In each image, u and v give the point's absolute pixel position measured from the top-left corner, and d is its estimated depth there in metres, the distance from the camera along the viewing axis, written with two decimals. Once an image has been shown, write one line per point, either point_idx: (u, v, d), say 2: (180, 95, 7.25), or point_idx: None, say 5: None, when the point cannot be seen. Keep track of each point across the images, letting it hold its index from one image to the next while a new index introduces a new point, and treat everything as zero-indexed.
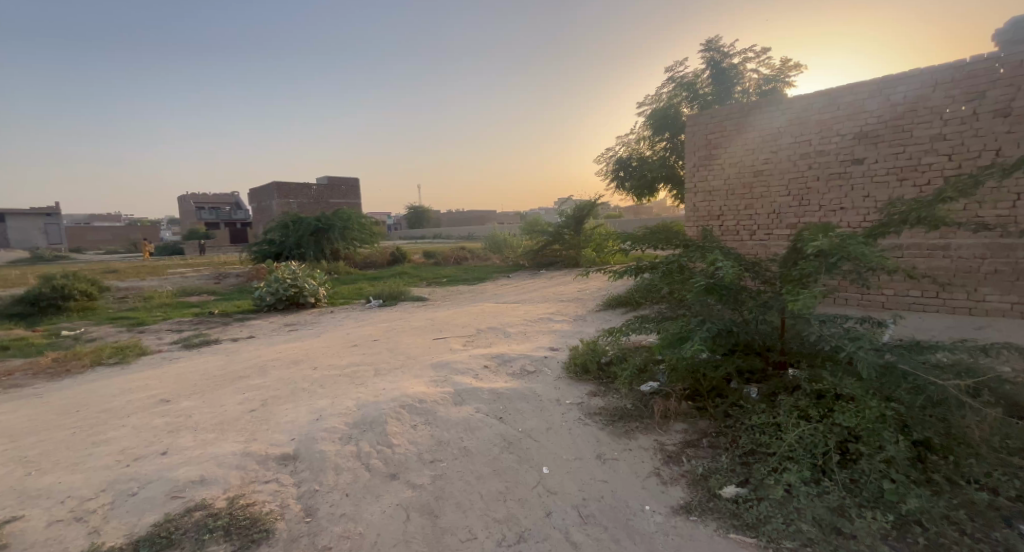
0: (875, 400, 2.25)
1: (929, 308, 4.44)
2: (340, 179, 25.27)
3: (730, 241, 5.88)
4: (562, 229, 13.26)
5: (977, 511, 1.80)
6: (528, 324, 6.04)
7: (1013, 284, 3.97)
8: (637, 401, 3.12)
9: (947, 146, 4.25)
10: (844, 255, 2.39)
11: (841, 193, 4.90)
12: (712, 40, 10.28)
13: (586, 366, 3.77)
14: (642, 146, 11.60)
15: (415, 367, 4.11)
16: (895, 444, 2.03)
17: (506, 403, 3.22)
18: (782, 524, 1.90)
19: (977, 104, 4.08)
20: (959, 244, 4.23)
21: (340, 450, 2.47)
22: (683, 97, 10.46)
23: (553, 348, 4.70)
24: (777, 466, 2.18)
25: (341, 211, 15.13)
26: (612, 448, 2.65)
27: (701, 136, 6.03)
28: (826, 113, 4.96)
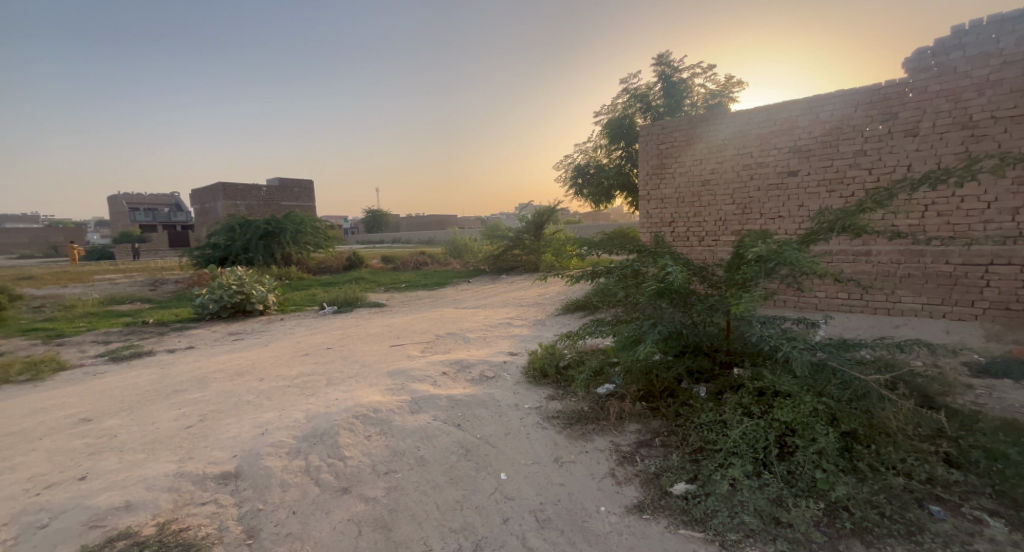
0: (809, 395, 2.42)
1: (854, 309, 4.86)
2: (292, 180, 24.21)
3: (680, 247, 6.16)
4: (522, 234, 13.37)
5: (895, 495, 1.97)
6: (487, 329, 6.03)
7: (923, 287, 4.41)
8: (594, 403, 3.19)
9: (868, 162, 4.66)
10: (780, 261, 2.56)
11: (779, 203, 5.26)
12: (663, 55, 10.76)
13: (545, 370, 3.81)
14: (599, 154, 11.93)
15: (369, 375, 3.99)
16: (826, 436, 2.19)
17: (464, 409, 3.19)
18: (727, 517, 1.99)
19: (892, 124, 4.51)
20: (878, 251, 4.65)
21: (286, 465, 2.35)
22: (636, 107, 10.88)
23: (513, 353, 4.72)
24: (723, 462, 2.29)
25: (293, 214, 14.50)
26: (569, 451, 2.69)
27: (653, 146, 6.29)
28: (765, 128, 5.31)
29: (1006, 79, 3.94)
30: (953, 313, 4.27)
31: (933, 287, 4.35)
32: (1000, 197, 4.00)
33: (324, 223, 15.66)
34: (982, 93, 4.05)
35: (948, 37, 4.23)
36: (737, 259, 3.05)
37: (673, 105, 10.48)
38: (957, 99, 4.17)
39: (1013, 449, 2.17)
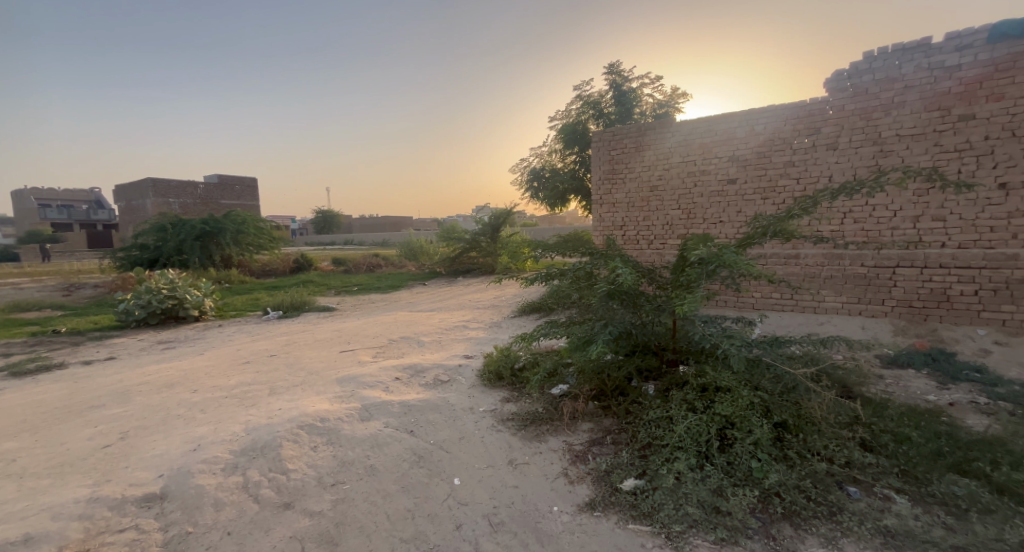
0: (746, 390, 2.58)
1: (785, 308, 5.25)
2: (233, 177, 22.73)
3: (630, 251, 6.39)
4: (478, 236, 13.34)
5: (819, 479, 2.14)
6: (443, 333, 5.94)
7: (843, 287, 4.84)
8: (548, 404, 3.23)
9: (796, 172, 5.06)
10: (719, 263, 2.72)
11: (720, 208, 5.59)
12: (615, 64, 11.12)
13: (500, 373, 3.81)
14: (554, 158, 12.13)
15: (316, 383, 3.81)
16: (760, 428, 2.35)
17: (418, 415, 3.12)
18: (672, 509, 2.07)
19: (816, 138, 4.92)
20: (806, 254, 5.05)
21: (221, 483, 2.19)
22: (589, 114, 11.18)
23: (468, 356, 4.69)
24: (669, 457, 2.39)
25: (233, 213, 13.61)
26: (523, 453, 2.71)
27: (604, 152, 6.48)
28: (707, 137, 5.63)
29: (908, 101, 4.41)
30: (868, 310, 4.72)
31: (852, 287, 4.79)
32: (905, 207, 4.47)
33: (268, 223, 14.82)
34: (889, 113, 4.51)
35: (861, 60, 4.66)
36: (681, 262, 3.20)
37: (624, 113, 10.85)
38: (869, 117, 4.62)
39: (916, 432, 2.43)
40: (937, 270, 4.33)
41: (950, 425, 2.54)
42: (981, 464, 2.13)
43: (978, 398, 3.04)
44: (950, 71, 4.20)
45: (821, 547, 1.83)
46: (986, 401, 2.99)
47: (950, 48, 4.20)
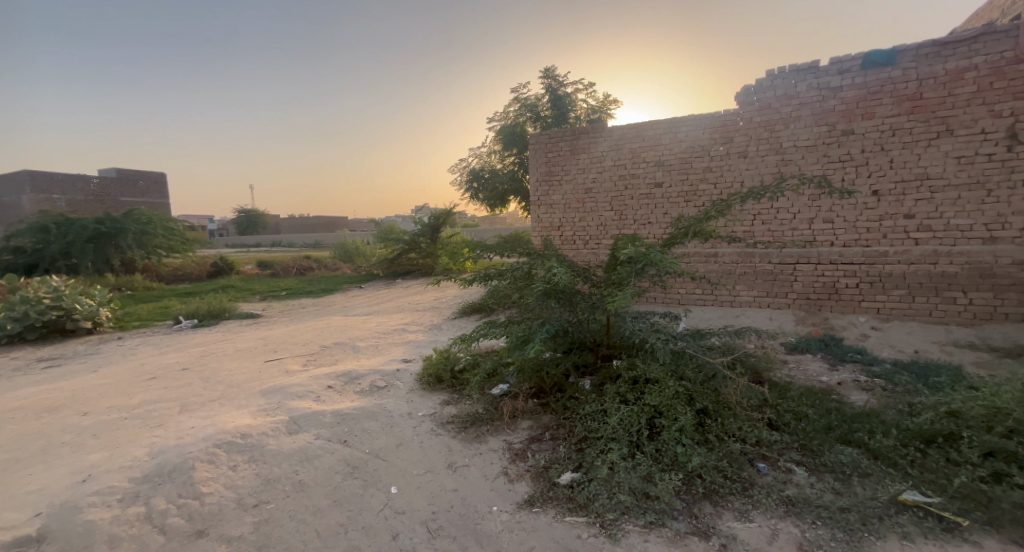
0: (672, 380, 2.76)
1: (706, 303, 5.68)
2: (136, 171, 20.30)
3: (567, 251, 6.58)
4: (417, 237, 13.01)
5: (734, 458, 2.34)
6: (380, 337, 5.72)
7: (754, 282, 5.33)
8: (488, 404, 3.24)
9: (713, 177, 5.49)
10: (646, 262, 2.89)
11: (648, 210, 5.93)
12: (550, 68, 11.36)
13: (440, 375, 3.75)
14: (493, 159, 12.16)
15: (237, 397, 3.52)
16: (685, 415, 2.52)
17: (352, 424, 2.99)
18: (606, 498, 2.16)
19: (730, 147, 5.38)
20: (723, 253, 5.50)
21: (118, 516, 1.94)
22: (526, 116, 11.34)
23: (406, 360, 4.57)
24: (603, 448, 2.49)
25: (135, 212, 12.16)
26: (462, 456, 2.69)
27: (542, 154, 6.62)
28: (635, 143, 5.94)
29: (802, 116, 4.96)
30: (775, 303, 5.24)
31: (762, 282, 5.29)
32: (803, 210, 5.02)
33: (181, 223, 13.42)
34: (787, 126, 5.04)
35: (764, 78, 5.16)
36: (612, 261, 3.36)
37: (560, 117, 11.13)
38: (772, 129, 5.13)
39: (811, 410, 2.74)
40: (828, 266, 4.91)
41: (838, 402, 2.90)
42: (862, 433, 2.45)
43: (860, 376, 3.50)
44: (834, 91, 4.79)
45: (736, 520, 2.00)
46: (865, 378, 3.45)
47: (834, 71, 4.78)
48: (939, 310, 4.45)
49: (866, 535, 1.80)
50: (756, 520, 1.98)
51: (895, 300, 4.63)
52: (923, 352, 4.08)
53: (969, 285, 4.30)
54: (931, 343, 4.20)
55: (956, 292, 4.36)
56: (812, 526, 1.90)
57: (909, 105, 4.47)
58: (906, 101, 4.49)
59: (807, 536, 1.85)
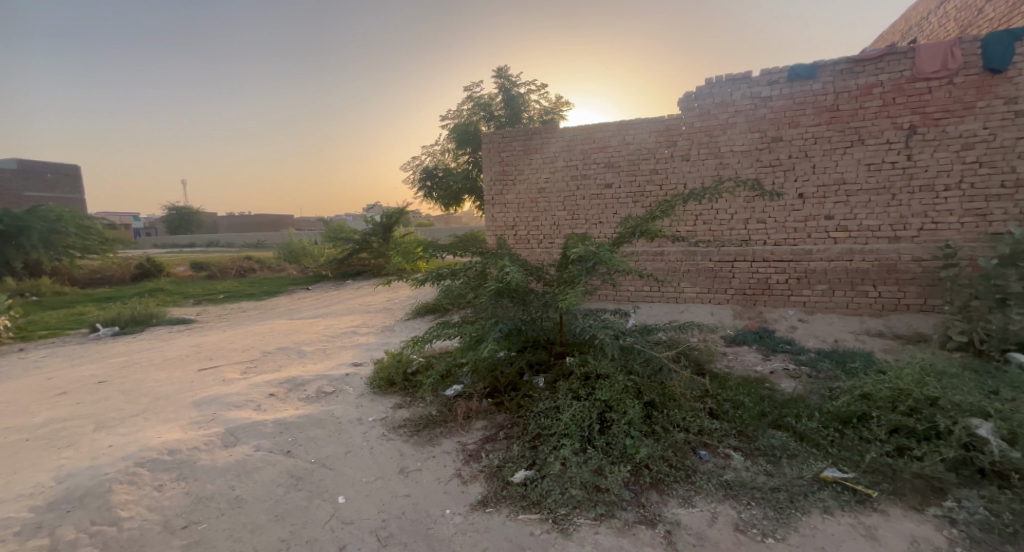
0: (621, 375, 2.85)
1: (654, 299, 5.91)
2: (43, 162, 18.20)
3: (522, 250, 6.62)
4: (369, 236, 12.54)
5: (678, 447, 2.45)
6: (328, 341, 5.47)
7: (697, 279, 5.62)
8: (442, 406, 3.19)
9: (659, 179, 5.73)
10: (596, 261, 2.97)
11: (599, 210, 6.09)
12: (503, 68, 11.38)
13: (391, 379, 3.65)
14: (447, 157, 12.01)
15: (165, 410, 3.24)
16: (633, 408, 2.61)
17: (296, 433, 2.84)
18: (559, 494, 2.19)
19: (674, 150, 5.63)
20: (669, 251, 5.75)
21: (16, 550, 1.72)
22: (480, 115, 11.31)
23: (357, 364, 4.41)
24: (556, 444, 2.52)
25: (42, 207, 10.80)
26: (415, 460, 2.63)
27: (495, 153, 6.60)
28: (586, 144, 6.07)
29: (737, 123, 5.29)
30: (716, 298, 5.55)
31: (704, 279, 5.58)
32: (739, 211, 5.35)
33: (98, 222, 11.95)
34: (725, 131, 5.35)
35: (703, 85, 5.44)
36: (563, 259, 3.41)
37: (513, 117, 11.16)
38: (711, 134, 5.43)
39: (747, 398, 2.92)
40: (762, 263, 5.27)
41: (770, 390, 3.12)
42: (790, 417, 2.65)
43: (789, 365, 3.80)
44: (765, 101, 5.14)
45: (680, 507, 2.09)
46: (794, 366, 3.74)
47: (764, 82, 5.14)
48: (854, 302, 4.91)
49: (793, 511, 1.95)
50: (698, 505, 2.08)
51: (818, 294, 5.06)
52: (842, 341, 4.49)
53: (878, 280, 4.77)
54: (849, 333, 4.62)
55: (868, 286, 4.83)
56: (747, 507, 2.03)
57: (829, 116, 4.89)
58: (826, 112, 4.90)
59: (743, 517, 1.97)
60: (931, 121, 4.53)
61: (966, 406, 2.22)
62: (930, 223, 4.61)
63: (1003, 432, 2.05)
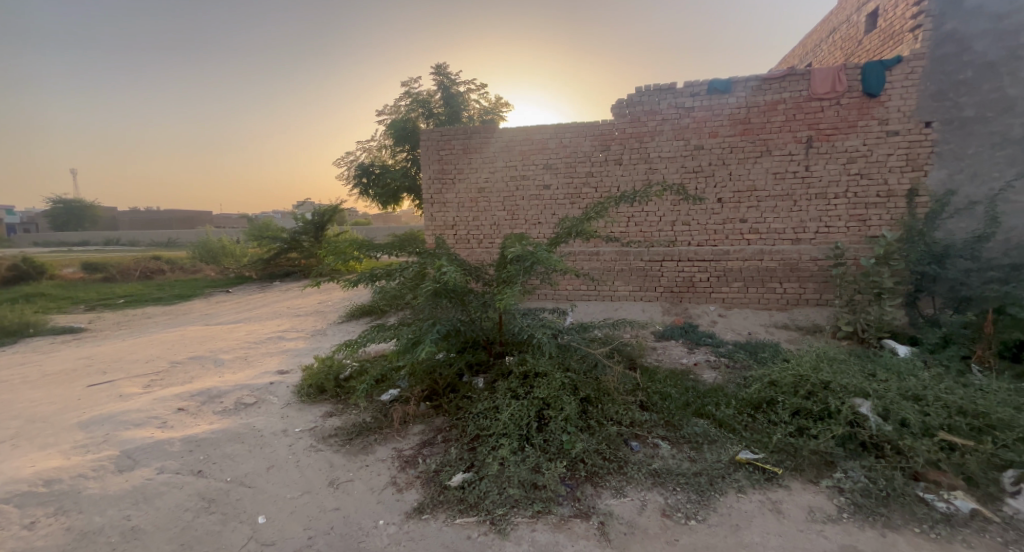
0: (558, 372, 2.91)
1: (591, 298, 6.11)
2: None
3: (462, 250, 6.55)
4: (299, 235, 11.74)
5: (611, 439, 2.54)
6: (250, 348, 5.04)
7: (630, 278, 5.89)
8: (377, 413, 3.06)
9: (594, 182, 5.93)
10: (533, 260, 3.00)
11: (538, 211, 6.19)
12: (441, 65, 11.17)
13: (322, 386, 3.43)
14: (383, 154, 11.59)
15: (45, 433, 2.80)
16: (570, 404, 2.66)
17: (209, 450, 2.57)
18: (496, 494, 2.17)
19: (608, 154, 5.85)
20: (604, 251, 5.96)
21: None
22: (419, 112, 11.04)
23: (283, 371, 4.11)
24: (494, 444, 2.50)
25: None
26: (346, 470, 2.49)
27: (433, 151, 6.45)
28: (525, 145, 6.14)
29: (664, 131, 5.61)
30: (647, 296, 5.85)
31: (636, 278, 5.86)
32: (667, 213, 5.68)
33: None
34: (653, 138, 5.66)
35: (633, 93, 5.71)
36: (501, 259, 3.39)
37: (453, 115, 11.01)
38: (641, 140, 5.71)
39: (674, 389, 3.11)
40: (687, 263, 5.64)
41: (694, 381, 3.34)
42: (710, 406, 2.86)
43: (710, 357, 4.11)
44: (688, 111, 5.50)
45: (612, 498, 2.16)
46: (714, 358, 4.05)
47: (688, 93, 5.49)
48: (765, 298, 5.41)
49: (712, 493, 2.10)
50: (629, 495, 2.17)
51: (735, 291, 5.51)
52: (754, 333, 4.93)
53: (784, 277, 5.31)
54: (760, 326, 5.09)
55: (775, 283, 5.34)
56: (673, 492, 2.15)
57: (743, 128, 5.34)
58: (740, 124, 5.35)
59: (669, 502, 2.09)
60: (825, 136, 5.10)
61: (852, 388, 2.52)
62: (824, 227, 5.20)
63: (880, 409, 2.36)
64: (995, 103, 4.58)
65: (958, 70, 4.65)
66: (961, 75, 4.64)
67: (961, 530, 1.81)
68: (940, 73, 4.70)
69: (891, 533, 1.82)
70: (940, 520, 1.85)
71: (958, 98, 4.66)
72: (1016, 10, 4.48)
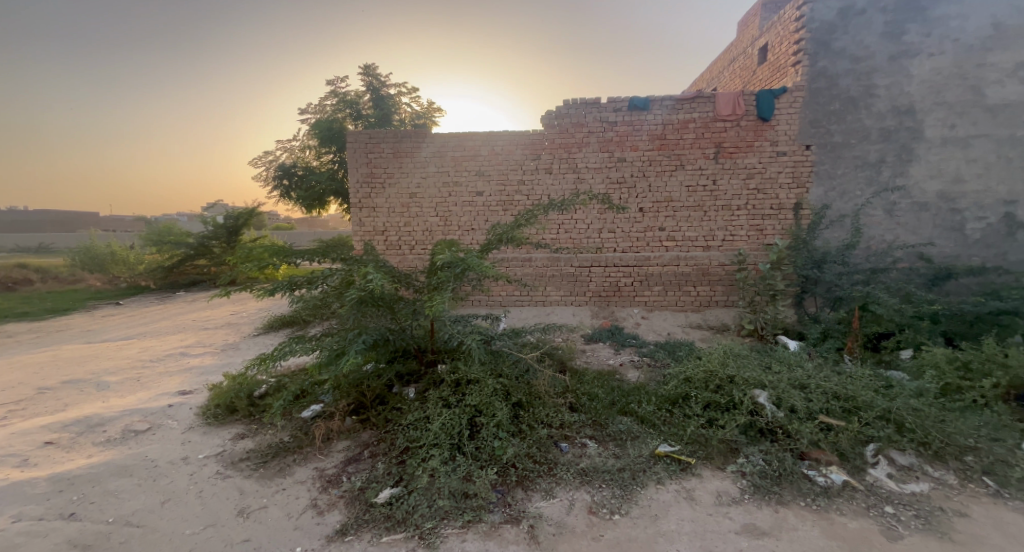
0: (490, 378, 2.91)
1: (524, 303, 6.22)
2: None
3: (393, 256, 6.35)
4: (208, 240, 10.64)
5: (541, 441, 2.59)
6: (145, 367, 4.45)
7: (561, 284, 6.07)
8: (296, 431, 2.85)
9: (525, 189, 6.06)
10: (464, 266, 2.98)
11: (471, 217, 6.19)
12: (370, 65, 10.80)
13: (232, 405, 3.12)
14: (307, 155, 10.91)
15: None
16: (502, 410, 2.67)
17: (85, 489, 2.22)
18: (426, 507, 2.11)
19: (538, 163, 6.01)
20: (536, 257, 6.09)
21: None
22: (346, 113, 10.57)
23: (185, 391, 3.68)
24: (424, 456, 2.43)
25: None
26: (259, 497, 2.28)
27: (361, 154, 6.17)
28: (457, 152, 6.11)
29: (591, 142, 5.89)
30: (577, 301, 6.07)
31: (567, 284, 6.06)
32: (594, 221, 5.94)
33: None
34: (581, 149, 5.91)
35: (561, 105, 5.92)
36: (431, 265, 3.31)
37: (383, 118, 10.67)
38: (569, 151, 5.94)
39: (601, 390, 3.24)
40: (613, 268, 5.95)
41: (619, 380, 3.51)
42: (634, 403, 3.02)
43: (634, 357, 4.35)
44: (612, 125, 5.82)
45: (542, 500, 2.20)
46: (638, 357, 4.30)
47: (611, 108, 5.80)
48: (681, 300, 5.86)
49: (635, 487, 2.22)
50: (558, 495, 2.21)
51: (655, 295, 5.91)
52: (673, 333, 5.31)
53: (697, 281, 5.80)
54: (677, 327, 5.49)
55: (690, 286, 5.82)
56: (599, 489, 2.23)
57: (660, 143, 5.75)
58: (657, 140, 5.76)
59: (596, 499, 2.17)
60: (728, 153, 5.66)
61: (752, 380, 2.80)
62: (729, 235, 5.75)
63: (774, 398, 2.65)
64: (856, 131, 5.40)
65: (828, 102, 5.41)
66: (832, 106, 5.41)
67: (836, 499, 2.08)
68: (816, 103, 5.43)
69: (783, 508, 2.04)
70: (820, 492, 2.11)
71: (829, 126, 5.42)
72: (869, 54, 5.32)
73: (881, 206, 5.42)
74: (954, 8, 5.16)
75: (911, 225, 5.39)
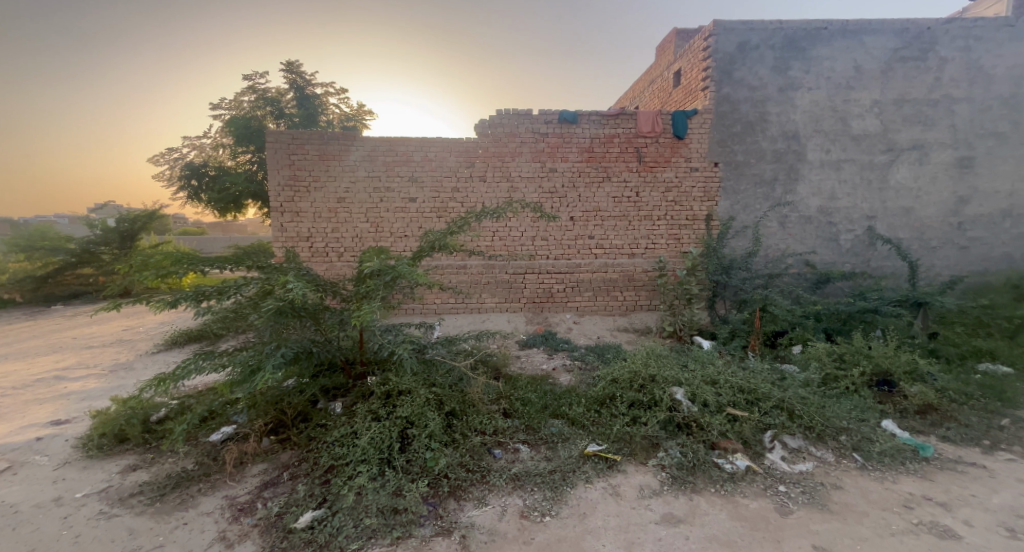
0: (422, 389, 2.83)
1: (459, 311, 6.17)
2: None
3: (319, 264, 6.00)
4: (95, 245, 9.33)
5: (474, 449, 2.57)
6: (9, 395, 3.78)
7: (496, 291, 6.11)
8: (203, 457, 2.56)
9: (460, 197, 6.05)
10: (394, 274, 2.88)
11: (404, 224, 6.04)
12: (293, 63, 10.20)
13: (123, 433, 2.73)
14: (220, 154, 10.00)
15: None
16: (434, 420, 2.61)
17: None
18: (352, 528, 2.00)
19: (472, 171, 6.02)
20: (470, 265, 6.08)
21: None
22: (265, 111, 9.86)
23: (61, 421, 3.17)
24: (351, 473, 2.29)
25: None
26: (153, 535, 2.02)
27: (283, 155, 5.78)
28: (389, 156, 5.94)
29: (523, 152, 6.02)
30: (512, 307, 6.14)
31: (502, 290, 6.12)
32: (527, 228, 6.07)
33: None
34: (513, 159, 6.03)
35: (495, 114, 5.99)
36: (358, 273, 3.16)
37: (308, 118, 10.09)
38: (502, 160, 6.03)
39: (534, 394, 3.29)
40: (546, 275, 6.11)
41: (551, 384, 3.60)
42: (565, 405, 3.10)
43: (566, 360, 4.49)
44: (544, 137, 6.00)
45: (474, 509, 2.18)
46: (569, 361, 4.44)
47: (542, 120, 5.98)
48: (609, 305, 6.17)
49: (564, 487, 2.28)
50: (490, 503, 2.21)
51: (586, 300, 6.16)
52: (602, 337, 5.56)
53: (623, 287, 6.14)
54: (606, 330, 5.76)
55: (617, 292, 6.14)
56: (530, 493, 2.26)
57: (588, 155, 6.03)
58: (585, 152, 6.04)
59: (527, 503, 2.19)
60: (648, 168, 6.08)
61: (671, 378, 3.01)
62: (651, 244, 6.16)
63: (690, 394, 2.86)
64: (754, 152, 6.06)
65: (731, 125, 6.03)
66: (734, 129, 6.03)
67: (740, 483, 2.29)
68: (721, 126, 6.02)
69: (696, 496, 2.20)
70: (727, 478, 2.31)
71: (732, 146, 6.04)
72: (763, 85, 6.01)
73: (775, 219, 6.12)
74: (826, 50, 6.01)
75: (799, 236, 6.14)
